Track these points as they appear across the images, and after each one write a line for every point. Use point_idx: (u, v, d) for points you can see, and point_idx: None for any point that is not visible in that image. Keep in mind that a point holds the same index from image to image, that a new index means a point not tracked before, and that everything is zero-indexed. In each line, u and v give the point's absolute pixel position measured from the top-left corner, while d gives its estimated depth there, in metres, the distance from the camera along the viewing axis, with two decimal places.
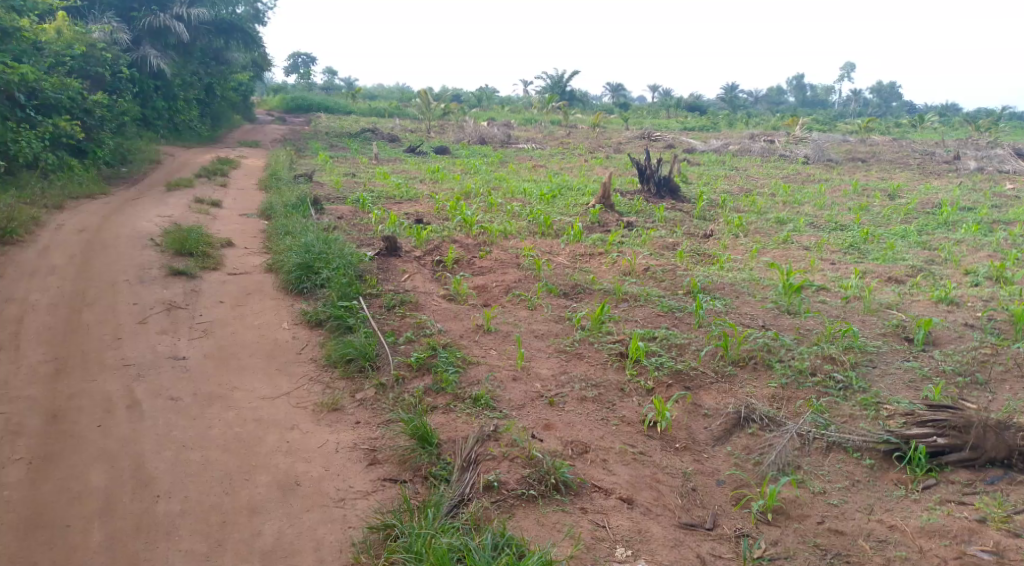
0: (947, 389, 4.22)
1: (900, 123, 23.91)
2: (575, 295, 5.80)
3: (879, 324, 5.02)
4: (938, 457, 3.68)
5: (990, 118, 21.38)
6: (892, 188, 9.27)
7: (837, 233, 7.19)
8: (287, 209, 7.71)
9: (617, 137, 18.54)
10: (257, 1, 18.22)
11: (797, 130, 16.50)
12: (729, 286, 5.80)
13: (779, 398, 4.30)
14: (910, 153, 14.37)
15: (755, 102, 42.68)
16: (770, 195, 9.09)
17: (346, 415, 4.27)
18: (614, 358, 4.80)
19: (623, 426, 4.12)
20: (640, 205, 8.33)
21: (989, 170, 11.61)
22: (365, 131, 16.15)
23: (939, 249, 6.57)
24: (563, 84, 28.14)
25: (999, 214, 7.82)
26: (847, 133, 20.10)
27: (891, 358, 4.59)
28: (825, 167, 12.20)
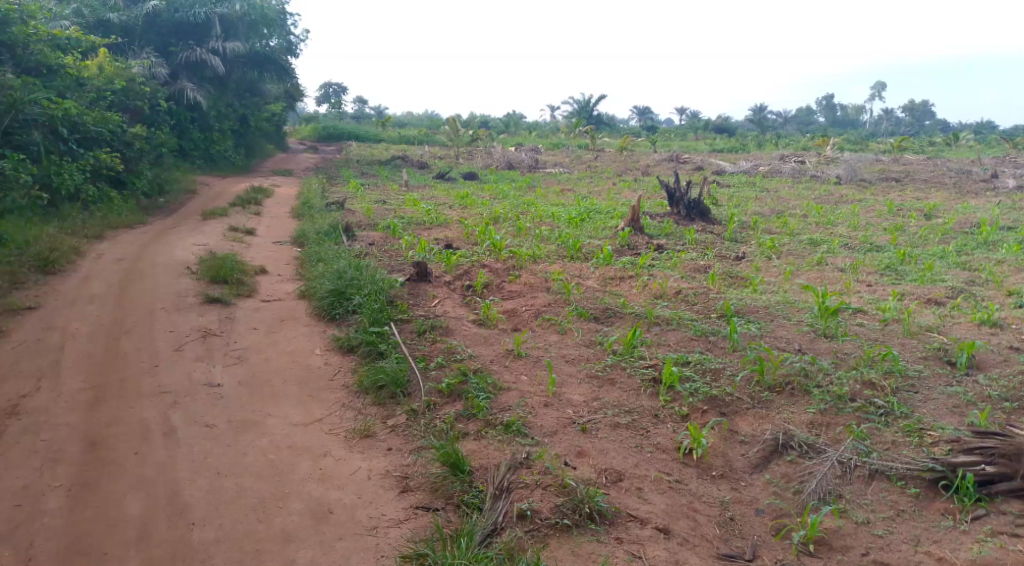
0: (994, 415, 4.08)
1: (933, 142, 23.53)
2: (606, 319, 5.76)
3: (920, 347, 4.90)
4: (987, 486, 3.54)
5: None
6: (928, 208, 9.09)
7: (873, 254, 7.06)
8: (320, 235, 7.83)
9: (645, 159, 18.54)
10: (290, 34, 18.72)
11: (828, 150, 16.32)
12: (763, 309, 5.71)
13: (818, 424, 4.20)
14: (946, 172, 14.09)
15: (784, 122, 42.45)
16: (802, 216, 8.98)
17: (378, 442, 4.27)
18: (647, 384, 4.74)
19: (658, 454, 4.05)
20: (670, 227, 8.28)
21: None
22: (395, 158, 16.39)
23: (980, 269, 6.40)
24: (589, 108, 28.32)
25: None
26: (879, 153, 19.85)
27: (934, 383, 4.46)
28: (858, 187, 12.03)
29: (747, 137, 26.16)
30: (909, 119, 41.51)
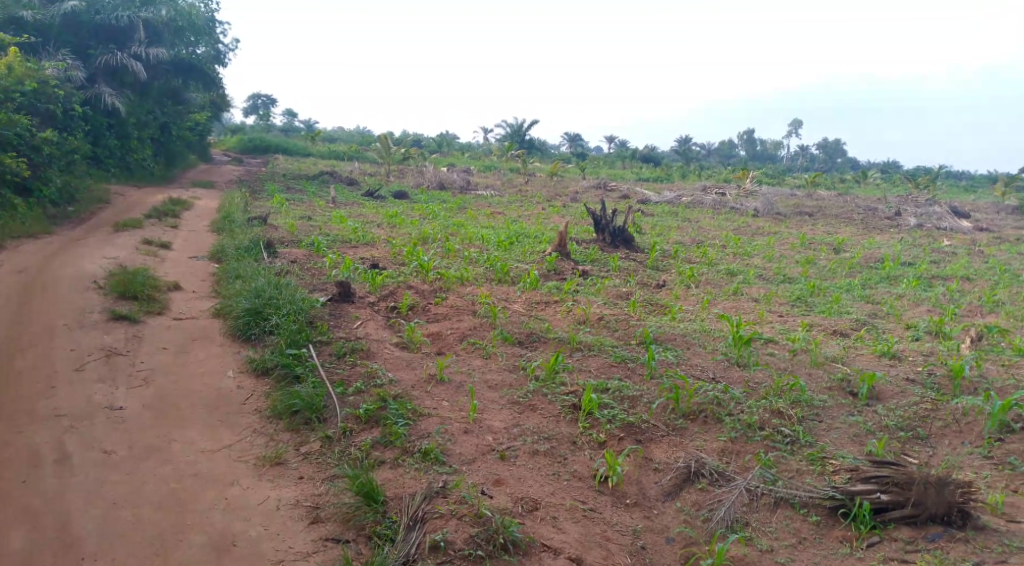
0: (891, 443, 4.29)
1: (844, 178, 24.80)
2: (529, 344, 5.77)
3: (825, 378, 5.10)
4: (881, 514, 3.69)
5: (927, 177, 22.32)
6: (836, 243, 9.55)
7: (784, 286, 7.35)
8: (239, 252, 7.58)
9: (575, 185, 18.89)
10: (218, 43, 18.22)
11: (747, 183, 17.01)
12: (681, 337, 5.85)
13: (728, 451, 4.33)
14: (854, 208, 14.86)
15: (707, 153, 44.36)
16: (720, 247, 9.29)
17: (289, 470, 4.13)
18: (567, 410, 4.77)
19: (575, 482, 4.08)
20: (596, 253, 8.42)
21: (927, 227, 12.07)
22: (324, 174, 16.11)
23: (882, 303, 6.75)
24: (522, 133, 28.66)
25: (938, 269, 8.07)
26: (793, 187, 20.90)
27: (836, 413, 4.66)
28: (773, 221, 12.56)
29: (673, 168, 26.99)
30: (822, 155, 43.79)
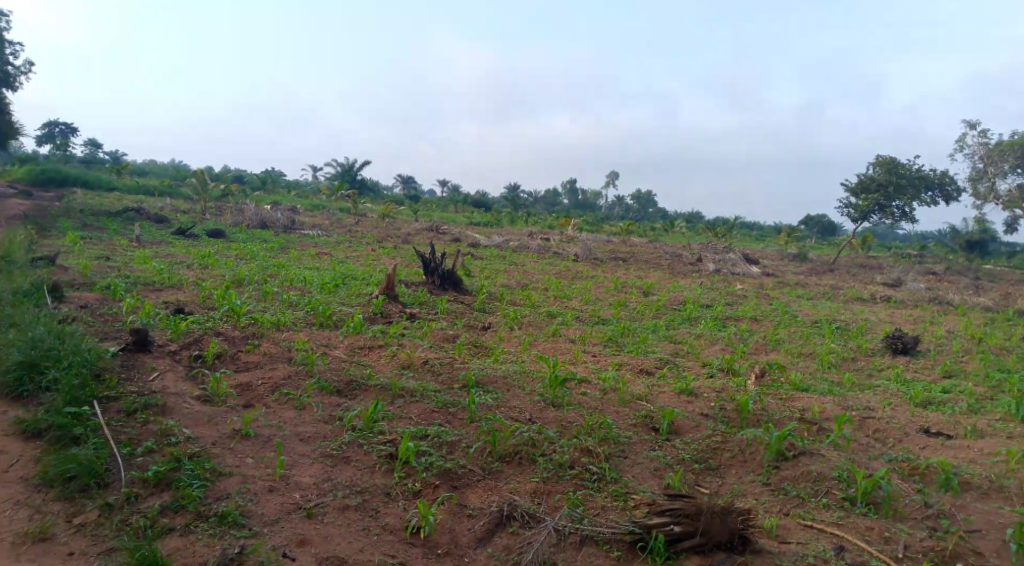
0: (686, 476, 4.57)
1: (655, 226, 26.99)
2: (347, 392, 5.57)
3: (631, 415, 5.36)
4: (674, 545, 3.88)
5: (726, 227, 24.92)
6: (646, 286, 10.28)
7: (599, 327, 7.76)
8: (16, 296, 6.71)
9: (407, 227, 18.92)
10: (6, 64, 16.39)
11: (570, 229, 17.96)
12: (501, 379, 5.93)
13: (540, 492, 4.42)
14: (663, 254, 16.16)
15: (534, 201, 46.49)
16: (543, 289, 9.64)
17: (57, 547, 3.63)
18: (382, 460, 4.63)
19: (384, 535, 3.95)
20: (423, 296, 8.42)
21: (724, 272, 13.37)
22: (131, 209, 14.84)
23: (683, 342, 7.31)
24: (354, 173, 28.41)
25: (731, 310, 8.90)
26: (611, 234, 22.39)
27: (640, 448, 4.91)
28: (592, 265, 13.32)
29: (503, 212, 27.84)
30: (639, 204, 47.28)
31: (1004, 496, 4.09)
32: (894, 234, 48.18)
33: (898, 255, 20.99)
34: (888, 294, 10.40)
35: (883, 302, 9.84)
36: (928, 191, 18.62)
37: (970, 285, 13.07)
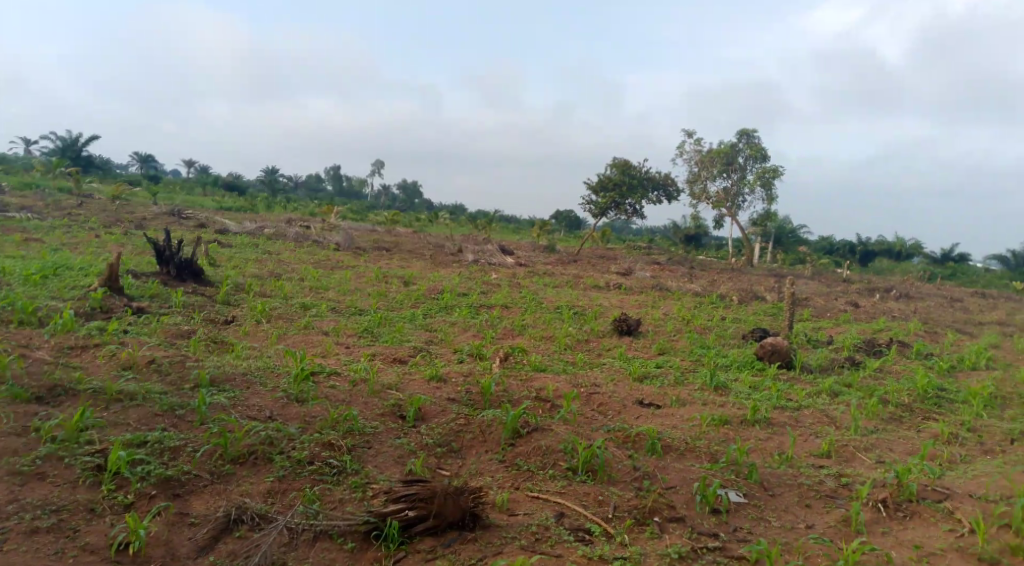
0: (427, 461, 4.60)
1: (419, 217, 27.20)
2: (51, 400, 4.86)
3: (379, 405, 5.26)
4: (408, 530, 3.90)
5: (489, 220, 26.03)
6: (406, 276, 10.32)
7: (353, 318, 7.62)
8: None
9: (145, 211, 17.05)
10: None
11: (331, 217, 17.46)
12: (241, 376, 5.55)
13: (274, 492, 4.21)
14: (425, 244, 16.36)
15: (294, 186, 44.42)
16: (297, 280, 9.25)
17: None
18: (88, 474, 4.11)
19: (84, 557, 3.51)
20: (156, 288, 7.63)
21: (482, 262, 13.88)
22: None
23: (437, 330, 7.43)
24: (76, 148, 25.34)
25: (485, 298, 9.22)
26: (374, 223, 22.19)
27: (385, 438, 4.83)
28: (353, 255, 13.07)
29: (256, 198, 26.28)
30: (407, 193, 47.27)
31: (696, 454, 4.68)
32: (630, 229, 53.43)
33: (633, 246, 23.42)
34: (621, 281, 11.54)
35: (616, 289, 10.90)
36: (654, 191, 20.94)
37: (687, 274, 15.00)
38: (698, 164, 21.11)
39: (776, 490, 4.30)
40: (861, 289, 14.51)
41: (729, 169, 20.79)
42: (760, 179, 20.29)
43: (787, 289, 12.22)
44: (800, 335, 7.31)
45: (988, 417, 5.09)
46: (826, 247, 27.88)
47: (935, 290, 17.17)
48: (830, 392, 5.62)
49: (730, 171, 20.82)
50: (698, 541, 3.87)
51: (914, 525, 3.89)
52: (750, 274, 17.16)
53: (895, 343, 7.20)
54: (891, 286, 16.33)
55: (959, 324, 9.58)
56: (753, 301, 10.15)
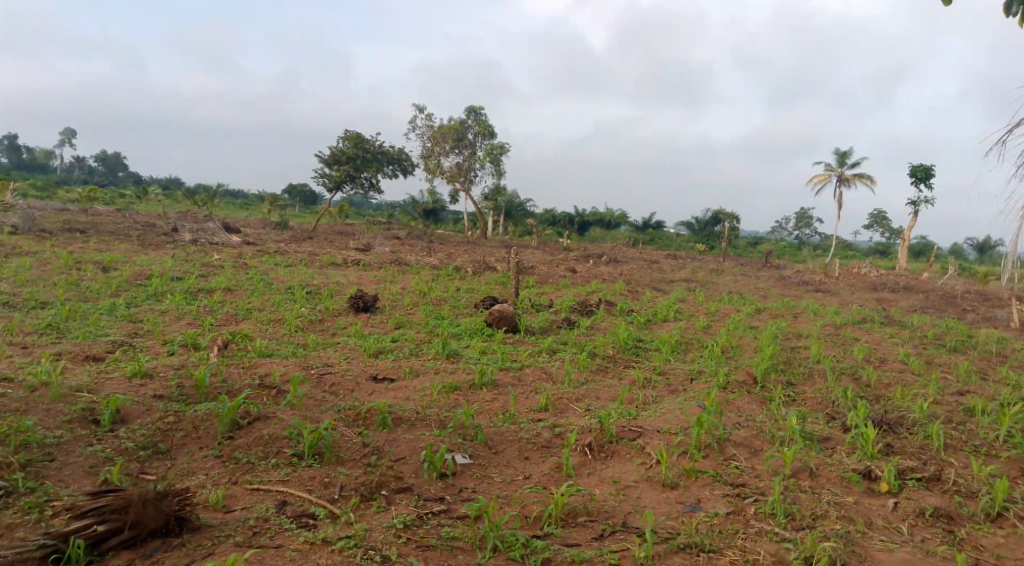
0: (128, 466, 4.05)
1: (125, 194, 23.79)
2: None
3: (64, 411, 4.52)
4: (98, 547, 3.39)
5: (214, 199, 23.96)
6: (106, 262, 9.04)
7: (32, 314, 6.47)
8: None
9: None
10: None
11: (7, 195, 14.64)
12: None
13: None
14: (133, 224, 14.47)
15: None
16: None
17: None
18: None
19: None
20: None
21: (202, 242, 12.68)
22: None
23: (144, 320, 6.61)
24: None
25: (205, 282, 8.42)
26: (65, 201, 19.04)
27: (72, 447, 4.17)
28: (35, 240, 11.11)
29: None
30: (105, 168, 41.38)
31: (426, 423, 4.62)
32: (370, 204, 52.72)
33: (368, 220, 22.93)
34: (357, 258, 11.33)
35: (353, 266, 10.67)
36: (389, 165, 20.88)
37: (425, 247, 15.22)
38: (431, 139, 21.07)
39: (499, 447, 4.43)
40: (579, 257, 15.97)
41: (461, 145, 21.13)
42: (489, 157, 21.23)
43: (516, 258, 12.99)
44: (526, 300, 7.80)
45: (675, 360, 5.89)
46: (550, 218, 30.16)
47: (639, 254, 19.52)
48: (550, 350, 6.06)
49: (461, 147, 21.16)
50: (423, 507, 3.84)
51: (614, 463, 4.31)
52: (486, 245, 17.96)
53: (605, 303, 8.03)
54: (604, 252, 18.22)
55: (655, 283, 10.99)
56: (485, 271, 10.63)
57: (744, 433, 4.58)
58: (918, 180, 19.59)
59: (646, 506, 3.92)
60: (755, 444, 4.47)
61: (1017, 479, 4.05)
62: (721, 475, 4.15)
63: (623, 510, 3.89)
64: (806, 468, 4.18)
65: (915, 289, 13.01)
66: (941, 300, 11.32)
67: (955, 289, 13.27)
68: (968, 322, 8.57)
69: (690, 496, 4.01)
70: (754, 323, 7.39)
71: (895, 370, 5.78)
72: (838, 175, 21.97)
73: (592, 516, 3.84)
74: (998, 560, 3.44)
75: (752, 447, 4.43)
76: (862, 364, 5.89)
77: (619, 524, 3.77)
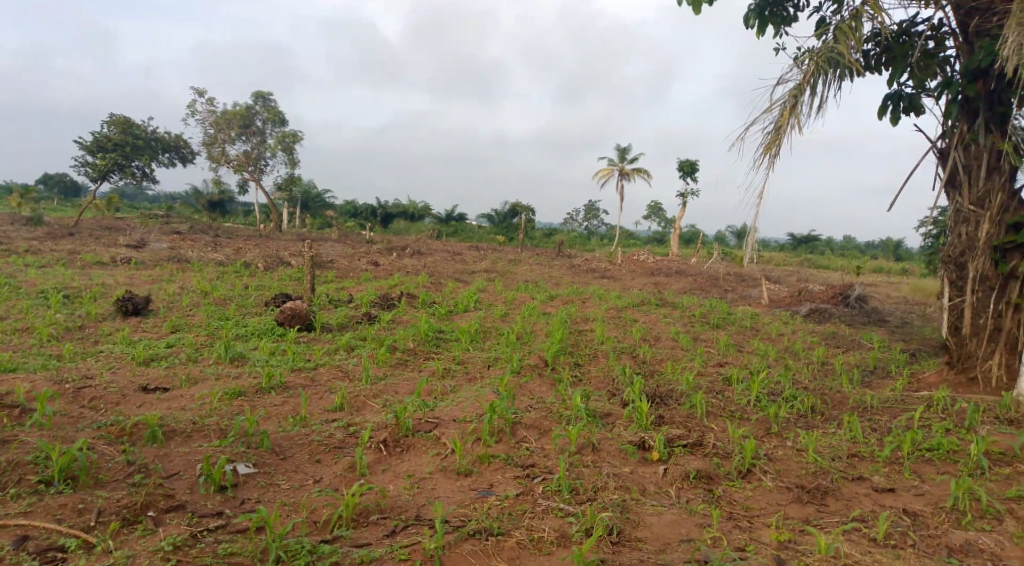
0: None
1: None
2: None
3: None
4: None
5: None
6: None
7: None
8: None
9: None
10: None
11: None
12: None
13: None
14: None
15: None
16: None
17: None
18: None
19: None
20: None
21: None
22: None
23: None
24: None
25: None
26: None
27: None
28: None
29: None
30: None
31: (204, 433, 4.26)
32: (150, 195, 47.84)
33: (141, 213, 20.75)
34: (129, 256, 10.24)
35: (124, 265, 9.62)
36: (165, 153, 19.24)
37: (210, 243, 14.09)
38: (212, 126, 19.37)
39: (288, 452, 4.17)
40: (379, 249, 15.73)
41: (247, 132, 19.75)
42: (281, 144, 20.27)
43: (313, 252, 12.49)
44: (322, 298, 7.55)
45: (472, 349, 5.99)
46: (350, 210, 29.72)
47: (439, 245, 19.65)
48: (347, 347, 5.91)
49: (250, 134, 19.84)
50: (198, 525, 3.49)
51: (408, 457, 4.23)
52: (277, 239, 17.07)
53: (405, 296, 8.01)
54: (407, 244, 18.11)
55: (456, 273, 11.14)
56: (279, 267, 10.14)
57: (534, 416, 4.75)
58: (685, 174, 21.69)
59: (439, 497, 3.87)
60: (544, 425, 4.64)
61: (762, 437, 4.60)
62: (512, 458, 4.26)
63: (416, 503, 3.81)
64: (590, 444, 4.42)
65: (685, 272, 14.39)
66: (707, 281, 12.63)
67: (717, 272, 14.87)
68: (726, 301, 9.65)
69: (482, 482, 4.04)
70: (546, 309, 7.74)
71: (668, 347, 6.35)
72: (620, 169, 23.70)
73: (385, 513, 3.73)
74: (747, 511, 3.86)
75: (541, 428, 4.60)
76: (640, 343, 6.40)
77: (412, 517, 3.70)
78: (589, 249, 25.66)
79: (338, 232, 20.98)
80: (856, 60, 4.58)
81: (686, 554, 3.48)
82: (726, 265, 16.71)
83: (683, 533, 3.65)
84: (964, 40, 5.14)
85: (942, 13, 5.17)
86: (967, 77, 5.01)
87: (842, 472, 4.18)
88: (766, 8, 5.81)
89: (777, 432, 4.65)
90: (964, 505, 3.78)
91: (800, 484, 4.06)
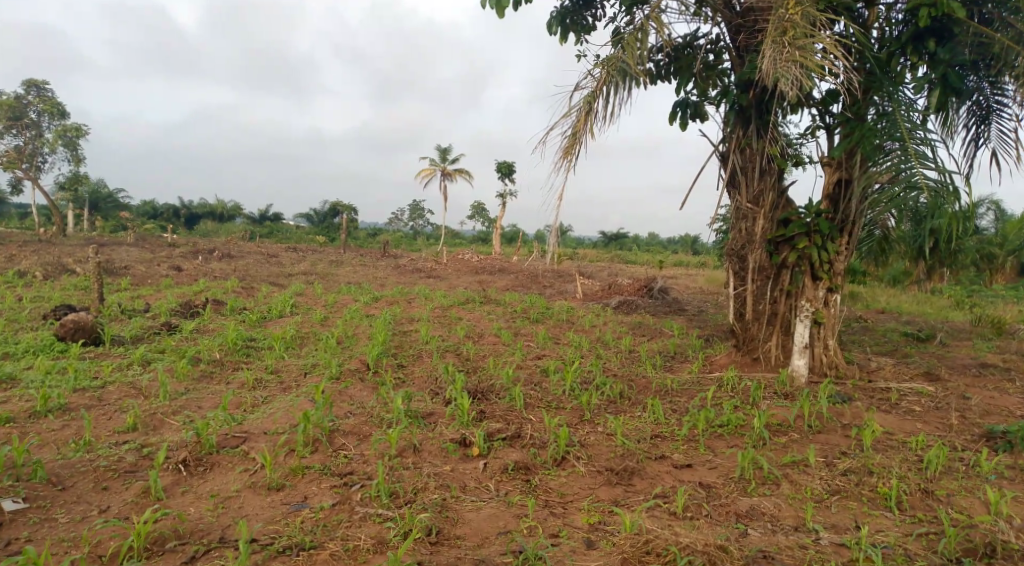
0: None
1: None
2: None
3: None
4: None
5: None
6: None
7: None
8: None
9: None
10: None
11: None
12: None
13: None
14: None
15: None
16: None
17: None
18: None
19: None
20: None
21: None
22: None
23: None
24: None
25: None
26: None
27: None
28: None
29: None
30: None
31: None
32: None
33: None
34: None
35: None
36: None
37: None
38: None
39: (67, 482, 3.74)
40: (185, 253, 14.60)
41: (17, 125, 17.57)
42: (60, 139, 18.21)
43: (105, 257, 11.29)
44: (113, 311, 6.90)
45: (287, 357, 5.75)
46: (151, 211, 27.40)
47: (253, 248, 18.59)
48: (141, 362, 5.44)
49: (20, 128, 17.66)
50: None
51: (213, 475, 3.95)
52: (59, 244, 15.26)
53: (211, 303, 7.55)
54: (216, 247, 16.98)
55: (272, 277, 10.60)
56: (60, 277, 9.14)
57: (353, 422, 4.63)
58: (503, 175, 22.31)
59: (246, 515, 3.62)
60: (364, 430, 4.54)
61: (576, 424, 4.82)
62: (329, 468, 4.07)
63: (220, 524, 3.53)
64: (411, 445, 4.37)
65: (507, 270, 14.83)
66: (528, 278, 13.04)
67: (536, 269, 15.42)
68: (545, 296, 10.03)
69: (295, 495, 3.83)
70: (370, 311, 7.61)
71: (490, 344, 6.48)
72: (441, 170, 23.87)
73: (184, 538, 3.42)
74: (562, 498, 3.98)
75: (360, 434, 4.49)
76: (463, 341, 6.48)
77: (215, 540, 3.41)
78: (414, 249, 25.54)
79: (136, 236, 19.23)
80: (641, 71, 4.99)
81: (503, 546, 3.51)
82: (544, 263, 17.35)
83: (501, 526, 3.68)
84: (736, 54, 5.76)
85: (718, 29, 5.71)
86: (739, 88, 5.56)
87: (647, 452, 4.47)
88: (567, 17, 6.11)
89: (589, 419, 4.89)
90: (749, 473, 4.17)
91: (610, 467, 4.27)
